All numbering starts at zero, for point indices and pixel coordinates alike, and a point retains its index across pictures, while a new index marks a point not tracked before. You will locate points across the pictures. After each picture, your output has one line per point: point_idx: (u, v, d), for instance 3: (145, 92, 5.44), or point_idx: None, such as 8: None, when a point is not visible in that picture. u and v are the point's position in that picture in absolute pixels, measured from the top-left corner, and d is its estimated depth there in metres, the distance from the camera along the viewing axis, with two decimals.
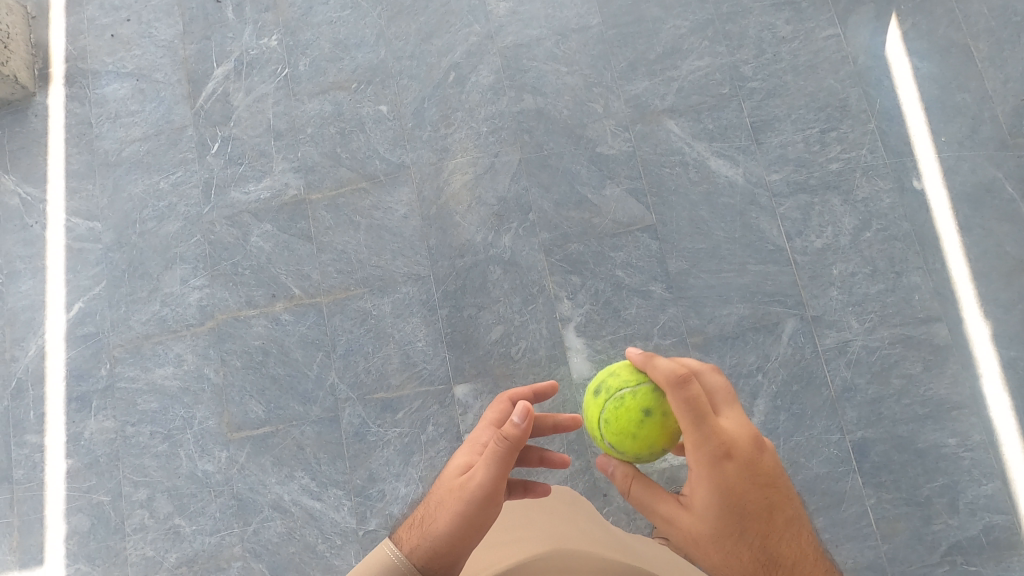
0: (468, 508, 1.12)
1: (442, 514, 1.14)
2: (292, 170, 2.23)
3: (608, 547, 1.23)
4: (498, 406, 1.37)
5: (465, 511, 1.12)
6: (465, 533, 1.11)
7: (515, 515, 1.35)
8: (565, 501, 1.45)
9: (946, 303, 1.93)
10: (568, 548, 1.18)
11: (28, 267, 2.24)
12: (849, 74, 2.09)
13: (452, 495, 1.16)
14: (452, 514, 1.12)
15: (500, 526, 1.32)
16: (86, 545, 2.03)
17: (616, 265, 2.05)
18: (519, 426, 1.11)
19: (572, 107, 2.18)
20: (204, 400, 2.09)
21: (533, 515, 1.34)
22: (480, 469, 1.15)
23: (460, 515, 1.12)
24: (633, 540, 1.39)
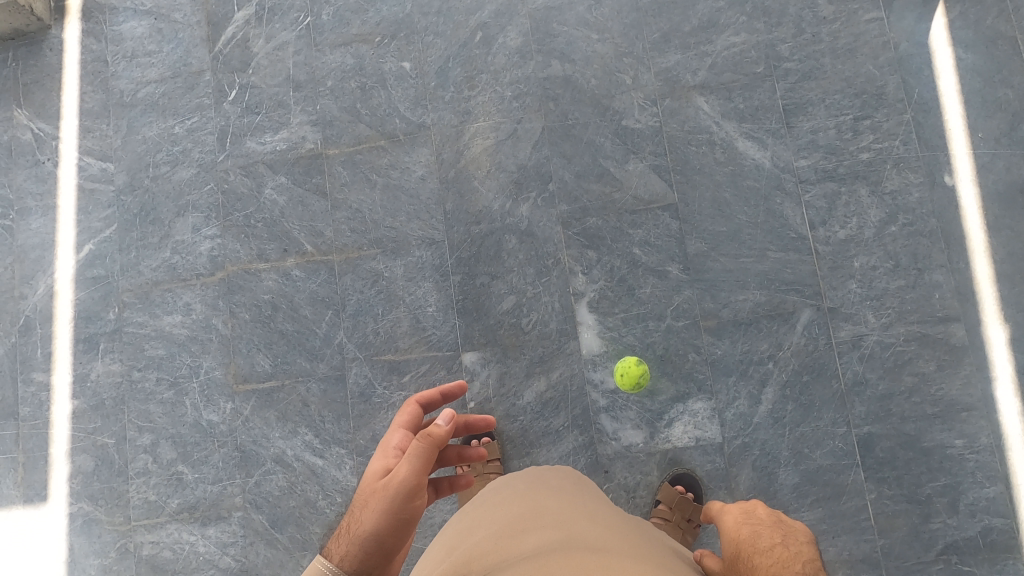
0: (395, 506, 1.11)
1: (367, 509, 1.12)
2: (310, 123, 2.18)
3: (623, 542, 1.03)
4: (409, 407, 1.28)
5: (390, 510, 1.11)
6: (395, 533, 1.10)
7: (518, 500, 1.16)
8: (580, 488, 1.27)
9: (966, 303, 1.90)
10: (574, 537, 0.99)
11: (39, 204, 2.22)
12: (889, 61, 2.02)
13: (375, 495, 1.14)
14: (379, 514, 1.10)
15: (500, 511, 1.14)
16: (89, 485, 2.05)
17: (634, 243, 2.02)
18: (445, 428, 1.14)
19: (601, 77, 2.11)
20: (211, 350, 2.09)
21: (539, 500, 1.16)
22: (402, 470, 1.14)
23: (387, 514, 1.10)
24: (655, 538, 1.19)
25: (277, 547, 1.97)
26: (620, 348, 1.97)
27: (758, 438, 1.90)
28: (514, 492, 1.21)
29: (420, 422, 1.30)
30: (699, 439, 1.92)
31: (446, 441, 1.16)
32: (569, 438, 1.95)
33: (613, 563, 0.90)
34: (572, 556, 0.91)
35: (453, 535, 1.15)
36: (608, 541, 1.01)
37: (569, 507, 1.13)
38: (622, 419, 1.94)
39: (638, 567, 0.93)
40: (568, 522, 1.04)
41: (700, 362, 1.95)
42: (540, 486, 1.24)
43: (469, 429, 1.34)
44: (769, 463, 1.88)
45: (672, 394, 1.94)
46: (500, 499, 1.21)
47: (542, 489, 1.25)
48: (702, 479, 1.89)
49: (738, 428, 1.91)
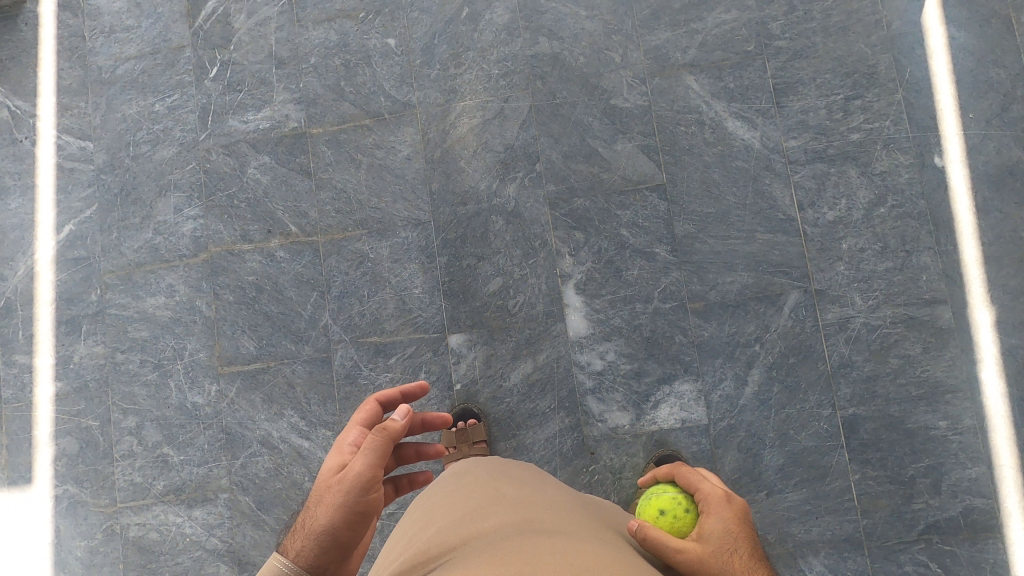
0: (348, 502, 1.13)
1: (322, 505, 1.14)
2: (293, 101, 2.14)
3: (578, 522, 1.08)
4: (368, 403, 1.25)
5: (343, 505, 1.12)
6: (349, 528, 1.12)
7: (478, 490, 1.22)
8: (541, 476, 1.33)
9: (953, 285, 1.90)
10: (529, 521, 1.04)
11: (18, 183, 2.18)
12: (881, 39, 1.99)
13: (329, 490, 1.15)
14: (332, 510, 1.12)
15: (460, 500, 1.19)
16: (74, 467, 2.04)
17: (622, 224, 2.00)
18: (400, 424, 1.14)
19: (589, 55, 2.08)
20: (195, 331, 2.07)
21: (499, 489, 1.21)
22: (357, 465, 1.15)
23: (340, 511, 1.12)
24: (617, 517, 1.25)
25: (263, 528, 1.97)
26: (607, 330, 1.96)
27: (744, 420, 1.90)
28: (476, 482, 1.27)
29: (380, 418, 1.27)
30: (686, 420, 1.92)
31: (401, 436, 1.16)
32: (556, 420, 1.95)
33: (563, 543, 0.95)
34: (523, 539, 0.96)
35: (416, 526, 1.19)
36: (563, 521, 1.06)
37: (527, 496, 1.17)
38: (608, 401, 1.94)
39: (588, 543, 0.97)
40: (525, 508, 1.10)
41: (687, 344, 1.94)
42: (502, 475, 1.29)
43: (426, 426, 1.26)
44: (754, 444, 1.89)
45: (658, 375, 1.94)
46: (461, 489, 1.25)
47: (505, 479, 1.28)
48: (687, 460, 1.90)
49: (724, 410, 1.91)
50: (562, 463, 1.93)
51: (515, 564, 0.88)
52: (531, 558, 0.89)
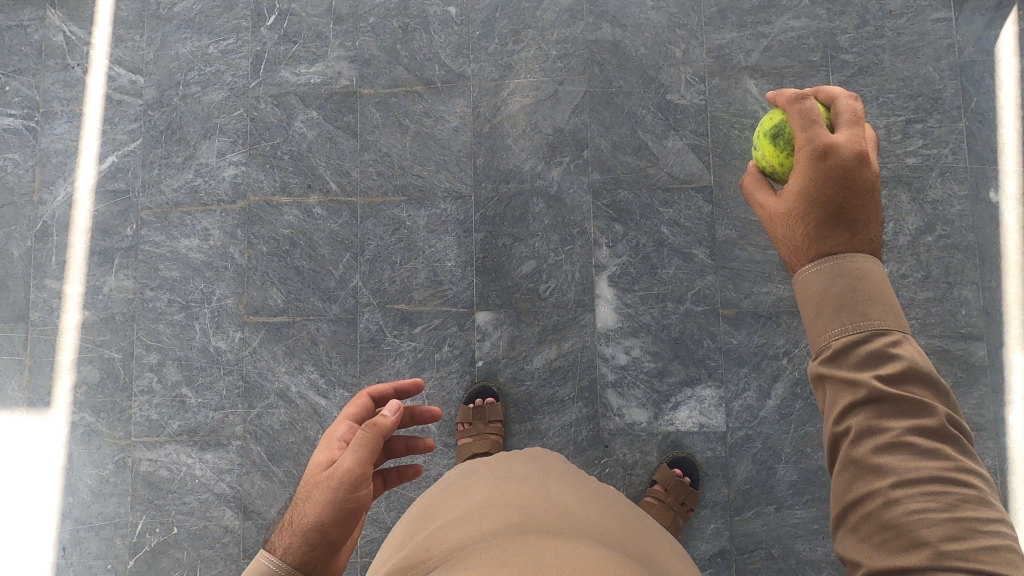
0: (337, 499, 1.02)
1: (309, 501, 1.04)
2: (347, 59, 2.12)
3: (580, 520, 1.05)
4: (362, 398, 1.17)
5: (332, 501, 1.02)
6: (338, 526, 1.02)
7: (485, 486, 1.20)
8: (545, 470, 1.31)
9: (992, 323, 1.87)
10: (529, 520, 1.01)
11: (65, 110, 2.17)
12: (951, 65, 1.94)
13: (317, 486, 1.05)
14: (321, 506, 1.01)
15: (462, 501, 1.17)
16: (93, 396, 2.07)
17: (663, 222, 1.98)
18: (389, 419, 1.07)
19: (650, 46, 2.04)
20: (226, 278, 2.08)
21: (504, 484, 1.19)
22: (346, 461, 1.05)
23: (329, 507, 1.02)
24: (626, 512, 1.22)
25: (272, 479, 1.99)
26: (635, 326, 1.95)
27: (762, 432, 1.89)
28: (478, 480, 1.25)
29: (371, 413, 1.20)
30: (703, 425, 1.91)
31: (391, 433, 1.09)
32: (573, 409, 1.95)
33: (560, 544, 0.92)
34: (523, 538, 0.94)
35: (420, 523, 1.18)
36: (566, 518, 1.04)
37: (534, 491, 1.15)
38: (628, 396, 1.94)
39: (589, 544, 0.94)
40: (525, 506, 1.07)
41: (714, 349, 1.93)
42: (506, 470, 1.28)
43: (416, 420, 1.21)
44: (770, 457, 1.88)
45: (681, 377, 1.93)
46: (465, 487, 1.24)
47: (511, 473, 1.27)
48: (700, 465, 1.89)
49: (743, 419, 1.90)
50: (574, 452, 1.93)
51: (511, 567, 0.85)
52: (526, 561, 0.86)
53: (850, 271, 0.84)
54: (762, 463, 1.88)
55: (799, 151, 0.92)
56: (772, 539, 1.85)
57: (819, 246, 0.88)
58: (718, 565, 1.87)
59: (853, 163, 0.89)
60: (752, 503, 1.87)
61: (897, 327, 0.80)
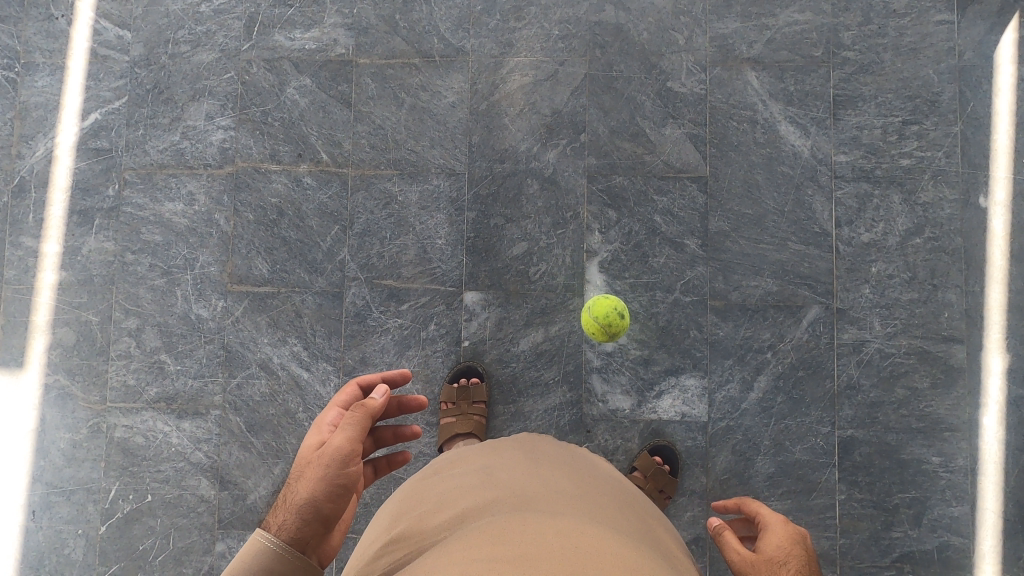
0: (328, 474, 1.07)
1: (301, 481, 1.08)
2: (344, 26, 2.07)
3: (574, 500, 1.05)
4: (348, 388, 1.23)
5: (324, 477, 1.07)
6: (331, 502, 1.05)
7: (474, 468, 1.20)
8: (535, 450, 1.31)
9: (973, 326, 1.90)
10: (523, 501, 1.01)
11: (47, 62, 2.10)
12: (950, 69, 1.95)
13: (309, 467, 1.09)
14: (314, 483, 1.06)
15: (452, 484, 1.16)
16: (68, 359, 2.02)
17: (657, 210, 1.97)
18: (378, 400, 1.15)
19: (653, 32, 2.02)
20: (210, 245, 2.03)
21: (494, 465, 1.20)
22: (336, 440, 1.11)
23: (321, 482, 1.06)
24: (616, 491, 1.23)
25: (250, 450, 1.97)
26: None
27: (743, 424, 1.91)
28: (467, 463, 1.24)
29: None
30: (685, 415, 1.92)
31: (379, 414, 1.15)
32: (557, 393, 1.95)
33: (556, 525, 0.92)
34: (521, 517, 0.95)
35: (409, 502, 1.17)
36: (560, 497, 1.05)
37: (525, 472, 1.16)
38: (613, 382, 1.94)
39: (587, 525, 0.95)
40: (518, 489, 1.07)
41: (700, 340, 1.94)
42: (495, 453, 1.28)
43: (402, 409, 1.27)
44: (749, 449, 1.90)
45: (666, 366, 1.94)
46: (454, 469, 1.24)
47: (500, 454, 1.27)
48: (681, 454, 1.91)
49: (725, 410, 1.92)
50: (556, 436, 1.93)
51: (510, 550, 0.85)
52: (525, 543, 0.86)
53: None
54: (741, 455, 1.91)
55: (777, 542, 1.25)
56: None
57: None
58: (693, 553, 1.89)
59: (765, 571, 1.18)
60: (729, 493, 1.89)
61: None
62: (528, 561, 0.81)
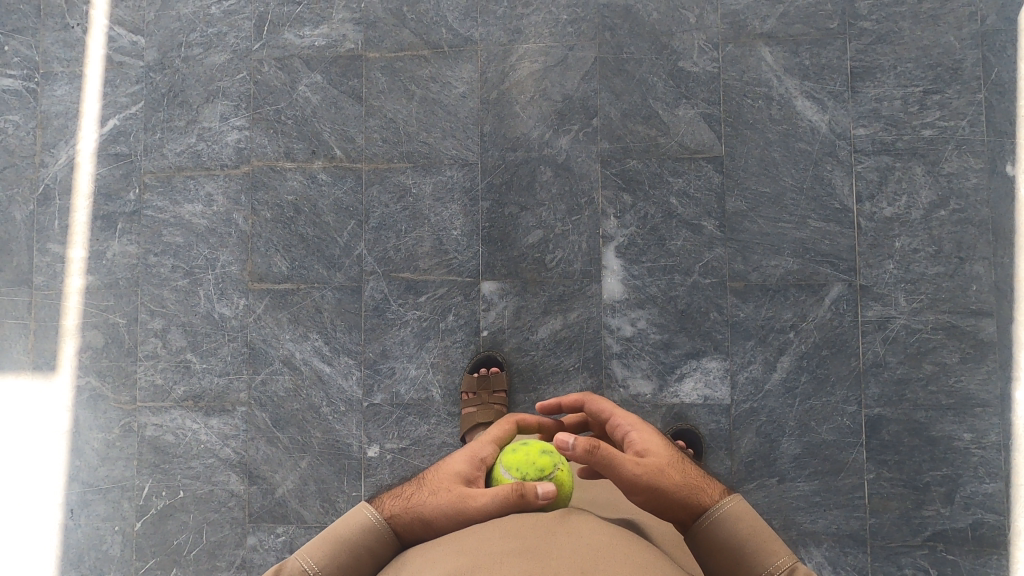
0: (453, 519, 1.09)
1: (435, 496, 1.13)
2: (352, 21, 2.08)
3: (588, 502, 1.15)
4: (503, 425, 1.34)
5: (453, 511, 1.10)
6: (440, 525, 1.10)
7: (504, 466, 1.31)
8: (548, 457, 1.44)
9: (1002, 299, 1.85)
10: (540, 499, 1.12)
11: (66, 71, 2.14)
12: (972, 34, 1.89)
13: (449, 490, 1.13)
14: (439, 507, 1.10)
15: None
16: (98, 360, 2.07)
17: (673, 192, 1.95)
18: (538, 459, 1.18)
19: (663, 11, 1.99)
20: (230, 244, 2.06)
21: None
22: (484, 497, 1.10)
23: (446, 513, 1.10)
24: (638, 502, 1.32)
25: (277, 445, 2.00)
26: (641, 298, 1.94)
27: (767, 405, 1.89)
28: None
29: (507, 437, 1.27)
30: (708, 398, 1.91)
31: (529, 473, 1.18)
32: (578, 379, 1.95)
33: (564, 516, 1.04)
34: (536, 514, 1.05)
35: None
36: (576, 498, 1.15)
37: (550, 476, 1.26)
38: (633, 367, 1.93)
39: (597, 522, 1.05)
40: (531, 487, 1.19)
41: (721, 322, 1.92)
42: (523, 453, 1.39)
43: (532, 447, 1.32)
44: (773, 430, 1.89)
45: (687, 350, 1.92)
46: None
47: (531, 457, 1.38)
48: (704, 437, 1.89)
49: (748, 392, 1.90)
50: None
51: (524, 542, 0.96)
52: (536, 535, 0.98)
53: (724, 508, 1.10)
54: (765, 436, 1.89)
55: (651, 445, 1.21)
56: (774, 511, 1.87)
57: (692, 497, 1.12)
58: None
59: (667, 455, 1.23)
60: (754, 475, 1.88)
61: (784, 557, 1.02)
62: (540, 555, 0.92)
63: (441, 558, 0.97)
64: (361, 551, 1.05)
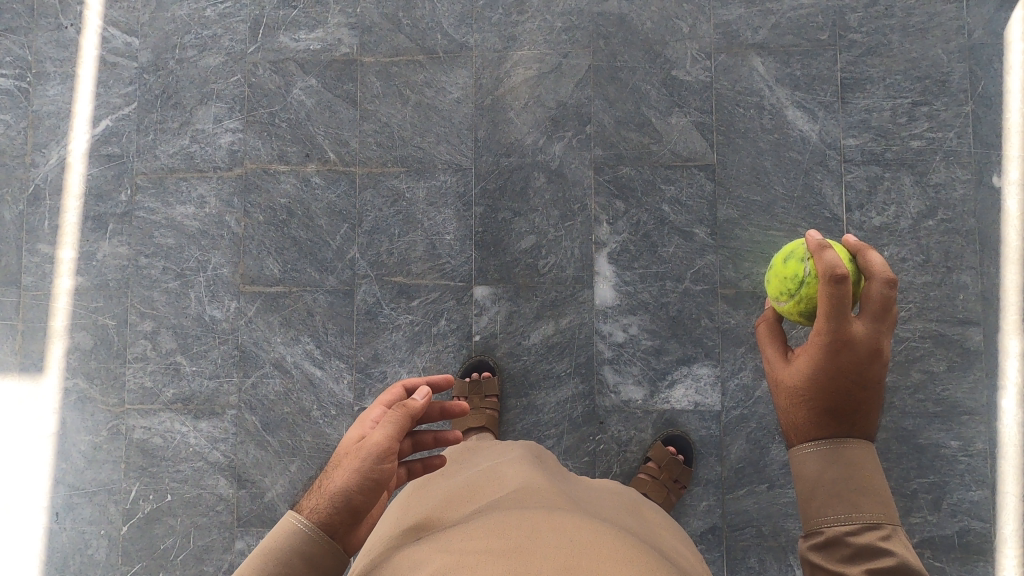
0: (361, 469, 0.98)
1: (340, 468, 1.01)
2: (348, 25, 2.08)
3: (571, 502, 1.19)
4: (395, 386, 1.13)
5: (359, 470, 0.98)
6: (363, 494, 0.98)
7: (484, 472, 1.35)
8: (534, 463, 1.45)
9: (989, 308, 1.88)
10: (524, 499, 1.15)
11: (58, 71, 2.13)
12: (960, 48, 1.92)
13: (346, 457, 1.02)
14: (348, 473, 0.99)
15: (455, 486, 1.30)
16: (86, 362, 2.05)
17: (665, 199, 1.97)
18: (419, 402, 1.04)
19: (657, 21, 2.01)
20: (221, 247, 2.06)
21: (502, 469, 1.35)
22: (376, 434, 1.02)
23: (356, 474, 0.98)
24: (622, 502, 1.36)
25: (267, 449, 1.99)
26: (633, 304, 1.95)
27: (756, 411, 1.91)
28: (477, 468, 1.39)
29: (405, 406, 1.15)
30: (698, 404, 1.92)
31: (420, 416, 1.05)
32: (569, 385, 1.95)
33: (552, 515, 1.06)
34: (521, 511, 1.08)
35: (422, 495, 1.30)
36: (560, 497, 1.19)
37: (532, 477, 1.29)
38: (625, 373, 1.94)
39: (580, 516, 1.08)
40: (516, 491, 1.20)
41: (712, 329, 1.93)
42: (504, 459, 1.43)
43: (445, 415, 1.12)
44: (763, 437, 1.90)
45: (678, 356, 1.93)
46: (469, 470, 1.38)
47: (508, 462, 1.41)
48: (694, 443, 1.91)
49: (739, 399, 1.92)
50: (569, 428, 1.94)
51: (508, 544, 0.96)
52: (522, 536, 0.98)
53: (829, 462, 0.91)
54: (755, 442, 1.90)
55: (820, 332, 0.94)
56: (763, 517, 1.88)
57: (821, 429, 0.94)
58: (709, 543, 1.89)
59: (865, 358, 0.93)
60: (745, 481, 1.89)
61: (886, 518, 0.88)
62: (526, 553, 0.93)
63: (430, 556, 0.98)
64: (291, 556, 0.92)
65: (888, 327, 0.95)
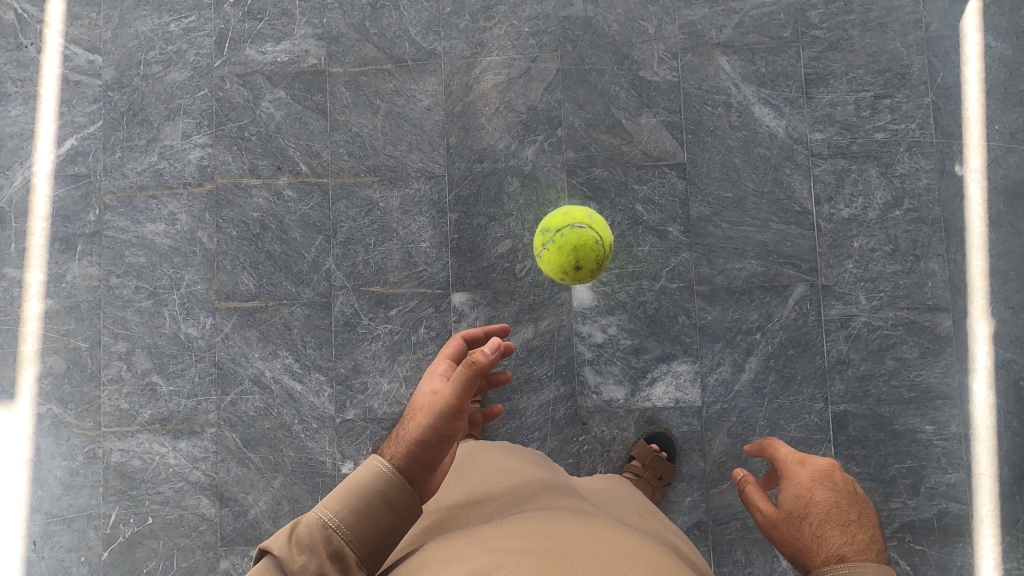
0: (435, 424, 1.06)
1: (415, 418, 1.09)
2: (315, 37, 2.07)
3: (594, 512, 1.24)
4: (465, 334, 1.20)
5: (433, 424, 1.06)
6: (436, 447, 1.07)
7: (507, 469, 1.39)
8: (549, 467, 1.51)
9: (957, 294, 1.91)
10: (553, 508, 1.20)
11: (20, 91, 2.09)
12: (917, 41, 1.96)
13: (420, 408, 1.10)
14: (422, 425, 1.07)
15: (478, 477, 1.34)
16: (60, 386, 2.01)
17: (638, 199, 1.98)
18: (489, 356, 1.06)
19: (622, 23, 2.03)
20: (194, 264, 2.03)
21: (525, 470, 1.40)
22: (445, 391, 1.09)
23: (430, 427, 1.06)
24: (632, 508, 1.43)
25: (248, 466, 1.97)
26: (611, 304, 1.96)
27: (737, 405, 1.93)
28: (499, 463, 1.43)
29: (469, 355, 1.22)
30: (679, 400, 1.94)
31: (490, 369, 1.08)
32: (551, 388, 1.96)
33: (586, 526, 1.11)
34: (555, 518, 1.13)
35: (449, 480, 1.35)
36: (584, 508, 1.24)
37: (555, 484, 1.35)
38: (605, 373, 1.95)
39: (610, 526, 1.13)
40: (543, 499, 1.25)
41: (689, 325, 1.95)
42: (521, 460, 1.48)
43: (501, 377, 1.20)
44: (744, 430, 1.92)
45: (657, 354, 1.95)
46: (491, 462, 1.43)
47: (526, 463, 1.46)
48: (677, 440, 1.92)
49: (718, 394, 1.93)
50: (553, 431, 1.94)
51: (548, 546, 1.01)
52: (561, 539, 1.03)
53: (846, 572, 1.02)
54: (736, 436, 1.92)
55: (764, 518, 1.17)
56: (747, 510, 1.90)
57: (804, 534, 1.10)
58: (695, 537, 1.92)
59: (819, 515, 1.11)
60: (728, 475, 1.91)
61: None
62: (569, 557, 0.97)
63: (471, 549, 1.02)
64: (373, 496, 1.00)
65: (820, 496, 1.13)
